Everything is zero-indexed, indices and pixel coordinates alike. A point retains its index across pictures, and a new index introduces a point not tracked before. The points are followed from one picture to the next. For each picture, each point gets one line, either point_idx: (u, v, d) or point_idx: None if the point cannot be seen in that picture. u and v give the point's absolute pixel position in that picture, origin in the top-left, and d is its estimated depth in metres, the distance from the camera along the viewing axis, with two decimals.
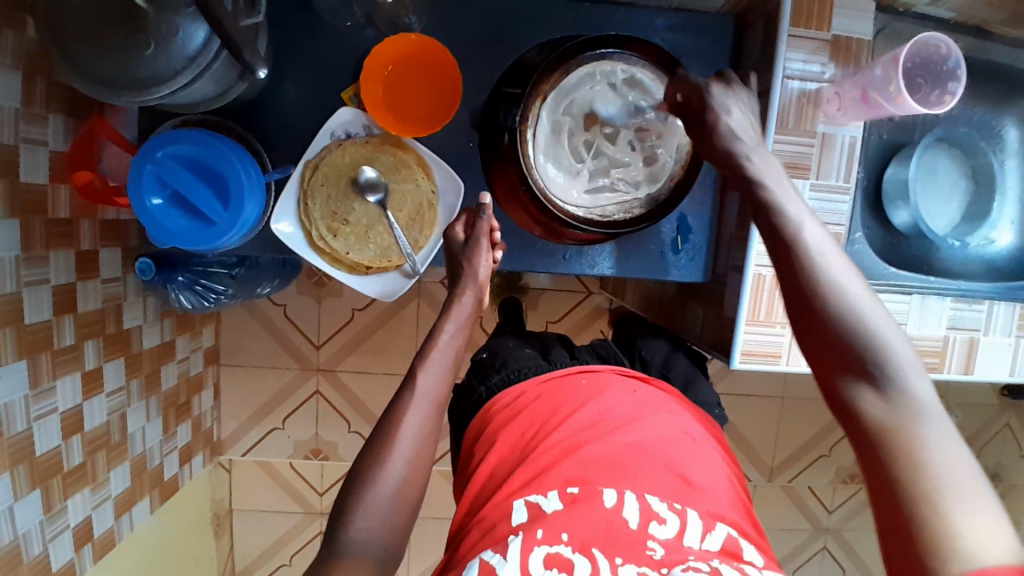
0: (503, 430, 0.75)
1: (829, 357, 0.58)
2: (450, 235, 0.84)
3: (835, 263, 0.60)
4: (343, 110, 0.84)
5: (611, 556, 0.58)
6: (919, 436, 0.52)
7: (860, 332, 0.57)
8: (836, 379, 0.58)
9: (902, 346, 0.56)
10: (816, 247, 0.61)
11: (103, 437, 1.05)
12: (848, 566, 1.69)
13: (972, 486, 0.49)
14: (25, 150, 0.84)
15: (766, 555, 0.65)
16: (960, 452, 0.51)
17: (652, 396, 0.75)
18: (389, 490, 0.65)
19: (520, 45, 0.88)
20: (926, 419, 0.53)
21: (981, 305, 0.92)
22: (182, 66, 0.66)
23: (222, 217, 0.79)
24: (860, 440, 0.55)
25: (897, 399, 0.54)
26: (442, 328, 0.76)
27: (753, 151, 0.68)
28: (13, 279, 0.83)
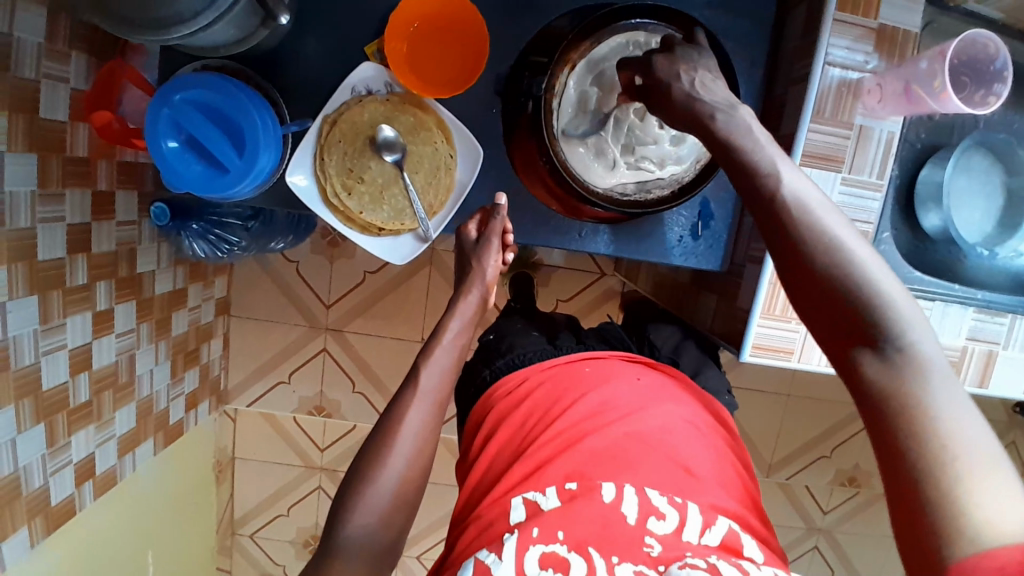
0: (506, 418, 0.74)
1: (827, 318, 0.58)
2: (464, 233, 0.84)
3: (829, 220, 0.59)
4: (365, 65, 0.82)
5: (607, 555, 0.57)
6: (922, 394, 0.53)
7: (859, 290, 0.56)
8: (838, 338, 0.58)
9: (903, 298, 0.56)
10: (812, 207, 0.59)
11: (110, 377, 1.07)
12: (837, 568, 1.69)
13: (973, 438, 0.50)
14: (46, 86, 0.83)
15: (768, 549, 0.63)
16: (959, 403, 0.52)
17: (657, 384, 0.74)
18: (389, 488, 0.65)
19: (552, 11, 0.85)
20: (929, 374, 0.53)
21: (1004, 318, 0.89)
22: (203, 8, 0.64)
23: (237, 167, 0.78)
24: (864, 397, 0.56)
25: (897, 355, 0.54)
26: (447, 325, 0.77)
27: (718, 110, 0.64)
28: (29, 215, 0.83)
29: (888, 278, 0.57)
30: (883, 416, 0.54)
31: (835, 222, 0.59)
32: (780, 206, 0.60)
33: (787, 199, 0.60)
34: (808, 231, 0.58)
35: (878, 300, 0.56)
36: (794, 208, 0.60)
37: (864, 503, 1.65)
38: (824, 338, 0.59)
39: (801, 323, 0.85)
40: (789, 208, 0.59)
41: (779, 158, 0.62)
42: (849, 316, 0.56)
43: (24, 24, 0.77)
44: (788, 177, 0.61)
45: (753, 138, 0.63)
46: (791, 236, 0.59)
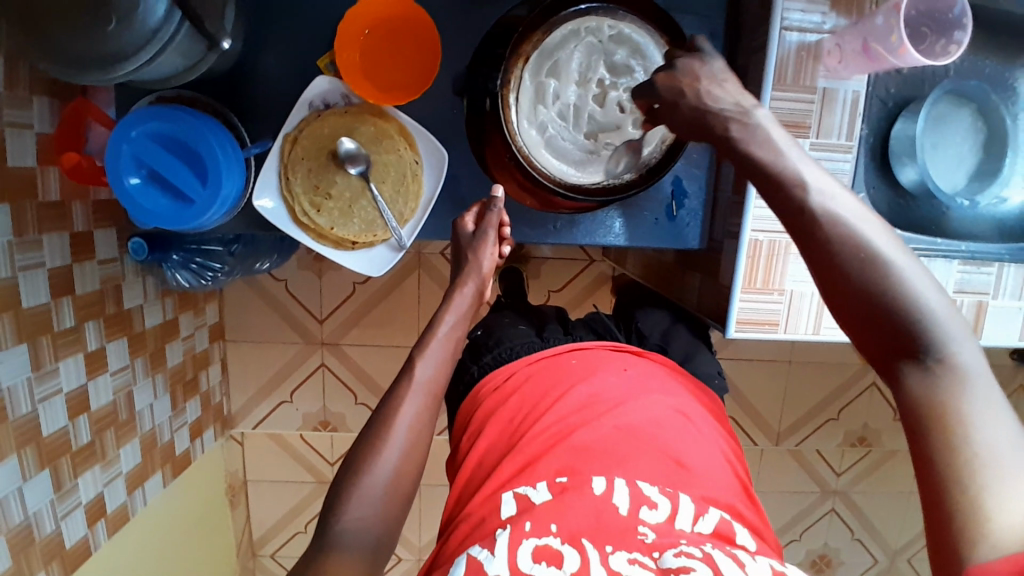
0: (493, 415, 0.74)
1: (870, 329, 0.58)
2: (459, 227, 0.83)
3: (872, 233, 0.58)
4: (319, 79, 0.81)
5: (601, 545, 0.56)
6: (962, 407, 0.54)
7: (899, 301, 0.56)
8: (881, 347, 0.58)
9: (939, 305, 0.57)
10: (856, 220, 0.59)
11: (110, 416, 1.07)
12: (857, 529, 1.69)
13: (1010, 450, 0.51)
14: (11, 134, 0.83)
15: (761, 540, 0.63)
16: (1001, 413, 0.53)
17: (645, 375, 0.74)
18: (382, 482, 0.64)
19: (503, 4, 0.84)
20: (969, 385, 0.54)
21: (991, 267, 0.88)
22: (145, 42, 0.63)
23: (201, 195, 0.78)
24: (903, 408, 0.57)
25: (939, 367, 0.55)
26: (442, 319, 0.77)
27: (730, 121, 0.64)
28: (7, 264, 0.83)
29: (933, 291, 0.57)
30: (920, 425, 0.55)
31: (869, 228, 0.59)
32: (809, 215, 0.60)
33: (817, 208, 0.60)
34: (842, 243, 0.58)
35: (919, 313, 0.56)
36: (825, 216, 0.60)
37: (876, 461, 1.65)
38: (866, 347, 0.60)
39: (784, 293, 0.84)
40: (819, 217, 0.59)
41: (805, 163, 0.62)
42: (893, 328, 0.57)
43: None
44: (816, 183, 0.61)
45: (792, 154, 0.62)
46: (824, 243, 0.59)
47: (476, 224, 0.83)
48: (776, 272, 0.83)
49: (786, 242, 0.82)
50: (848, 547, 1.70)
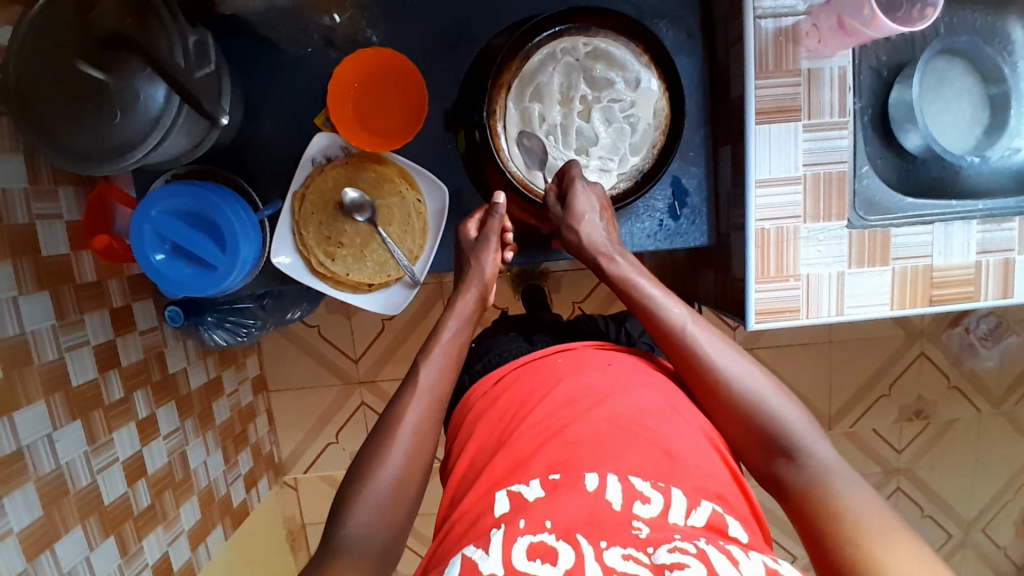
0: (482, 417, 0.74)
1: (740, 434, 0.68)
2: (463, 232, 0.85)
3: (716, 350, 0.70)
4: (319, 136, 0.85)
5: (596, 540, 0.55)
6: (829, 490, 0.62)
7: (764, 413, 0.67)
8: (763, 453, 0.67)
9: (795, 417, 0.67)
10: (710, 346, 0.71)
11: (167, 477, 1.12)
12: (927, 505, 1.62)
13: (883, 516, 0.59)
14: (42, 226, 0.89)
15: (752, 532, 0.62)
16: (868, 492, 0.62)
17: (630, 367, 0.74)
18: (387, 485, 0.66)
19: (479, 37, 0.87)
20: (833, 476, 0.63)
21: (1012, 223, 0.84)
22: (150, 128, 0.69)
23: (222, 261, 0.82)
24: (792, 502, 0.65)
25: (803, 459, 0.65)
26: (444, 324, 0.78)
27: (613, 255, 0.78)
28: (53, 346, 0.89)
29: (785, 404, 0.68)
30: (811, 512, 0.62)
31: (727, 355, 0.70)
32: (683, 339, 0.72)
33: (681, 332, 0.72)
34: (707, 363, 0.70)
35: (774, 418, 0.67)
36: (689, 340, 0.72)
37: (937, 433, 1.59)
38: (751, 457, 0.69)
39: (799, 278, 0.82)
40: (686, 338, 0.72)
41: (672, 300, 0.75)
42: (760, 434, 0.67)
43: (6, 173, 0.83)
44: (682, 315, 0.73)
45: (637, 278, 0.76)
46: (693, 367, 0.71)
47: (479, 229, 0.85)
48: (789, 258, 0.82)
49: (794, 227, 0.81)
50: (919, 526, 1.63)
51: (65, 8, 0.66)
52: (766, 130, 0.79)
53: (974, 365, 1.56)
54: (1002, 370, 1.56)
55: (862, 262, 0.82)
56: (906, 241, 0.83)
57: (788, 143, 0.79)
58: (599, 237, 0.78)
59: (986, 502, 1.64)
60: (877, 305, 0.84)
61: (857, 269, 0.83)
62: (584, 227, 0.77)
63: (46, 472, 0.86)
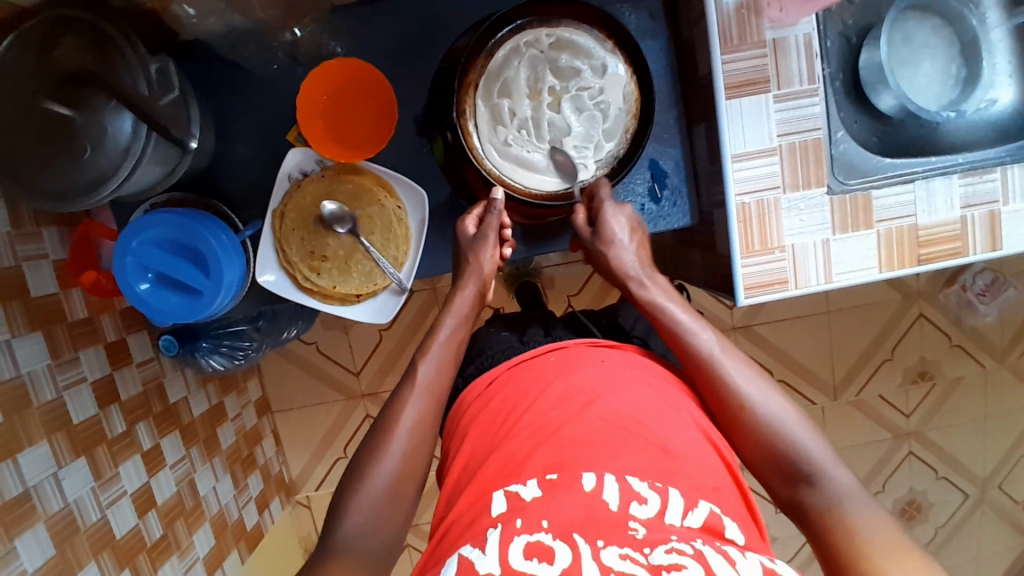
0: (475, 421, 0.74)
1: (760, 458, 0.70)
2: (461, 229, 0.84)
3: (742, 378, 0.71)
4: (293, 151, 0.85)
5: (592, 539, 0.55)
6: (849, 519, 0.62)
7: (785, 441, 0.68)
8: (782, 477, 0.68)
9: (816, 445, 0.68)
10: (736, 372, 0.72)
11: (178, 506, 1.11)
12: (940, 466, 1.61)
13: (898, 543, 0.59)
14: (28, 268, 0.88)
15: (750, 532, 0.61)
16: (884, 519, 0.62)
17: (623, 364, 0.74)
18: (382, 487, 0.67)
19: (443, 40, 0.87)
20: (848, 503, 0.63)
21: (993, 173, 0.84)
22: (121, 160, 0.68)
23: (207, 286, 0.82)
24: (810, 529, 0.64)
25: (822, 484, 0.65)
26: (441, 323, 0.78)
27: (641, 279, 0.80)
28: (51, 387, 0.89)
29: (806, 432, 0.69)
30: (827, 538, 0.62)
31: (752, 382, 0.71)
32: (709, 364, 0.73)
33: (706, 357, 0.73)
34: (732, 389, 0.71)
35: (793, 445, 0.68)
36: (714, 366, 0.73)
37: (944, 393, 1.58)
38: (771, 482, 0.69)
39: (784, 249, 0.82)
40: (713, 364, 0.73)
41: (701, 325, 0.76)
42: (778, 459, 0.68)
43: None
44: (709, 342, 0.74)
45: (664, 302, 0.78)
46: (719, 392, 0.71)
47: (477, 226, 0.83)
48: (771, 230, 0.81)
49: (774, 199, 0.81)
50: (935, 487, 1.62)
51: (25, 50, 0.66)
52: (737, 104, 0.79)
53: (974, 322, 1.55)
54: (1003, 324, 1.56)
55: (846, 228, 0.82)
56: (888, 203, 0.82)
57: (760, 116, 0.79)
58: (629, 260, 0.80)
59: (1000, 457, 1.64)
60: (865, 269, 0.83)
61: (842, 235, 0.82)
62: (613, 250, 0.81)
63: (54, 511, 0.86)
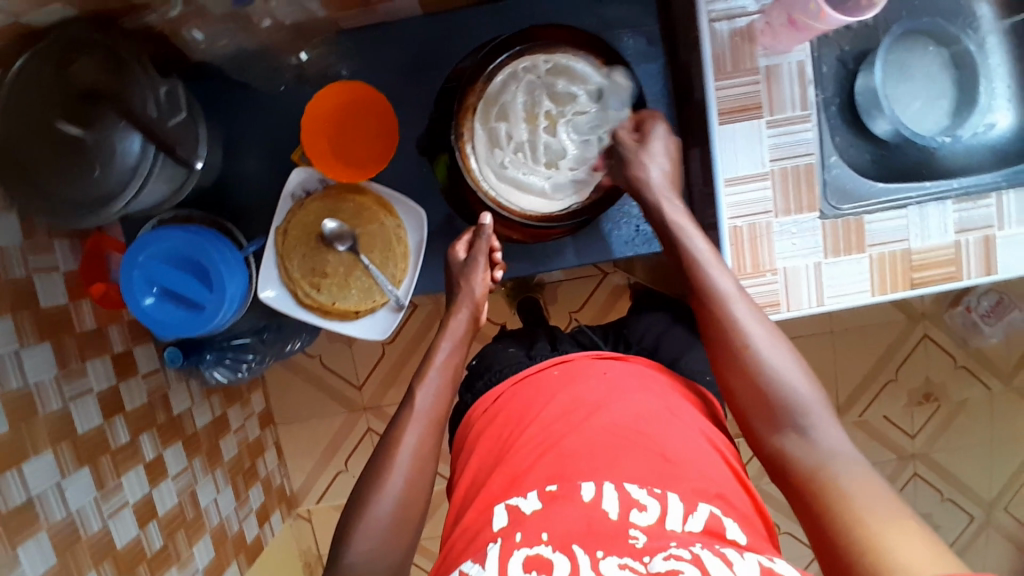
0: (480, 437, 0.75)
1: (752, 405, 0.67)
2: (453, 255, 0.86)
3: (749, 319, 0.69)
4: (297, 170, 0.87)
5: (592, 551, 0.55)
6: (837, 474, 0.60)
7: (780, 391, 0.66)
8: (767, 425, 0.66)
9: (813, 399, 0.65)
10: (742, 314, 0.70)
11: (179, 517, 1.13)
12: (946, 489, 1.60)
13: (888, 503, 0.56)
14: (39, 279, 0.91)
15: (755, 534, 0.61)
16: (876, 481, 0.59)
17: (626, 375, 0.74)
18: (391, 509, 0.67)
19: (445, 63, 0.90)
20: (840, 460, 0.61)
21: (989, 200, 0.83)
22: (129, 178, 0.71)
23: (210, 300, 0.84)
24: (793, 480, 0.63)
25: (814, 441, 0.64)
26: (437, 346, 0.80)
27: (666, 203, 0.76)
28: (57, 395, 0.91)
29: (804, 386, 0.66)
30: (810, 491, 0.61)
31: (756, 326, 0.69)
32: (716, 303, 0.70)
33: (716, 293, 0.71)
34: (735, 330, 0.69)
35: (787, 394, 0.66)
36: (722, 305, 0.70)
37: (949, 415, 1.57)
38: (756, 431, 0.67)
39: (776, 272, 0.83)
40: (719, 302, 0.70)
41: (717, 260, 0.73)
42: (770, 405, 0.66)
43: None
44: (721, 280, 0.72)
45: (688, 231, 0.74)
46: (722, 331, 0.70)
47: (467, 250, 0.86)
48: (763, 253, 0.82)
49: (766, 223, 0.82)
50: (940, 510, 1.60)
51: (36, 72, 0.68)
52: (730, 129, 0.80)
53: (980, 343, 1.54)
54: (1009, 346, 1.55)
55: (838, 251, 0.83)
56: (881, 227, 0.83)
57: (753, 141, 0.80)
58: (659, 181, 0.77)
59: (1007, 481, 1.61)
60: (857, 292, 0.84)
61: (834, 259, 0.83)
62: (646, 172, 0.77)
63: (56, 520, 0.88)
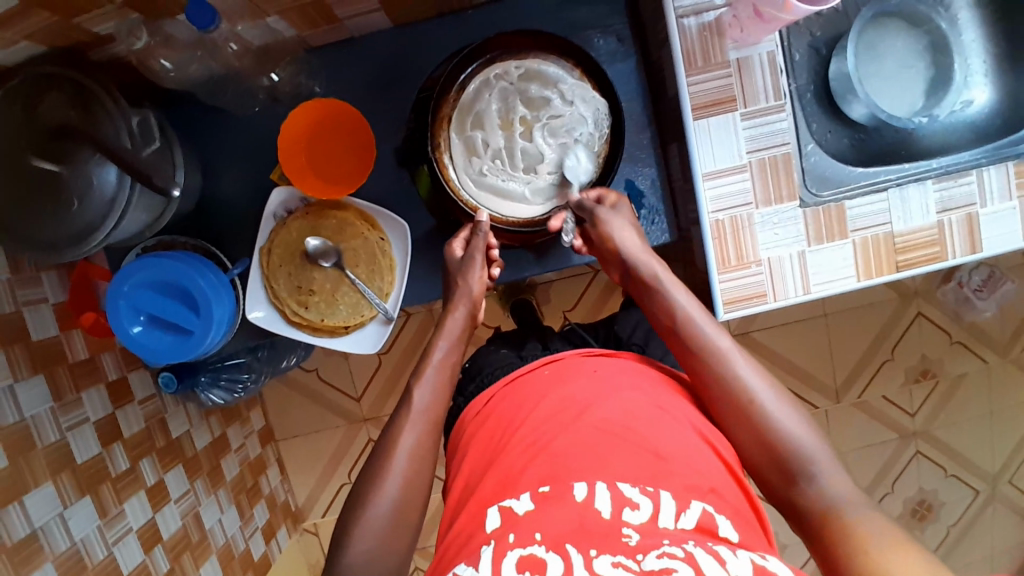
0: (473, 440, 0.75)
1: (761, 460, 0.68)
2: (449, 251, 0.85)
3: (738, 366, 0.71)
4: (278, 190, 0.87)
5: (586, 550, 0.55)
6: (847, 518, 0.61)
7: (780, 437, 0.67)
8: (774, 474, 0.67)
9: (811, 440, 0.67)
10: (735, 363, 0.72)
11: (183, 539, 1.13)
12: (949, 465, 1.60)
13: (896, 539, 0.58)
14: (29, 312, 0.91)
15: (747, 529, 0.61)
16: (883, 518, 0.61)
17: (616, 372, 0.74)
18: (389, 522, 0.67)
19: (418, 73, 0.90)
20: (847, 503, 0.63)
21: (969, 177, 0.84)
22: (107, 210, 0.71)
23: (198, 324, 0.84)
24: (807, 528, 0.64)
25: (820, 484, 0.65)
26: (435, 346, 0.80)
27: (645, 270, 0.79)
28: (55, 428, 0.91)
29: (801, 426, 0.68)
30: (823, 536, 0.62)
31: (746, 372, 0.71)
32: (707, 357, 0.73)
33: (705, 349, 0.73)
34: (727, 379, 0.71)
35: (786, 441, 0.67)
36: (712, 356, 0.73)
37: (948, 391, 1.57)
38: (764, 480, 0.69)
39: (761, 263, 0.83)
40: (709, 355, 0.73)
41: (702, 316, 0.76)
42: (772, 454, 0.67)
43: None
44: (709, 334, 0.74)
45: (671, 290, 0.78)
46: (716, 381, 0.72)
47: (465, 248, 0.85)
48: (747, 245, 0.82)
49: (747, 214, 0.82)
50: (945, 487, 1.61)
51: (12, 106, 0.69)
52: (705, 124, 0.80)
53: (974, 318, 1.54)
54: (1002, 319, 1.55)
55: (821, 239, 0.83)
56: (862, 211, 0.83)
57: (729, 134, 0.80)
58: (636, 253, 0.80)
59: (1009, 453, 1.62)
60: (843, 279, 0.84)
61: (817, 247, 0.83)
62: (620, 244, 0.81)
63: (61, 550, 0.88)
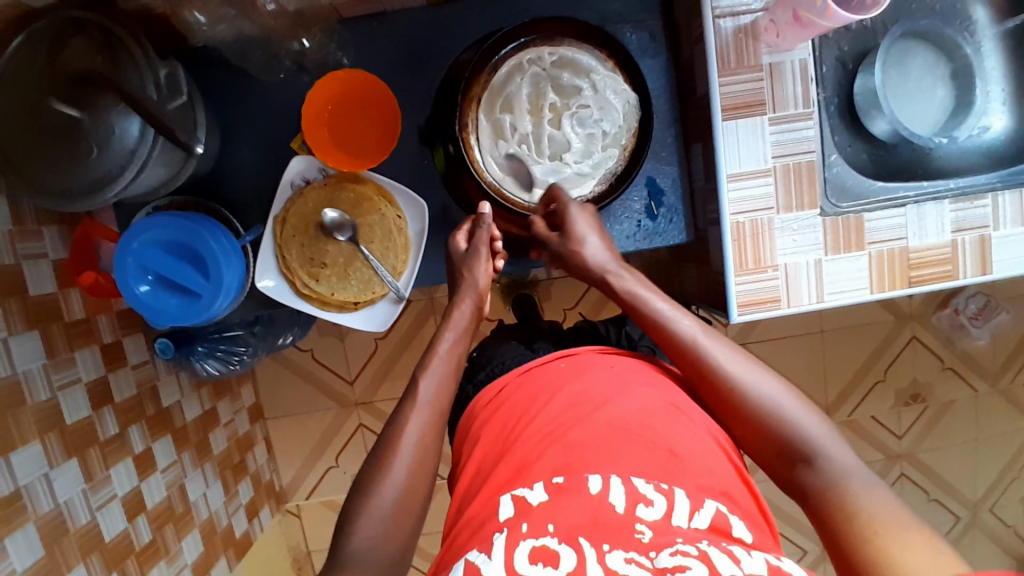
0: (486, 427, 0.74)
1: (760, 447, 0.69)
2: (453, 245, 0.86)
3: (726, 358, 0.71)
4: (296, 159, 0.86)
5: (598, 543, 0.55)
6: (851, 497, 0.62)
7: (778, 422, 0.67)
8: (776, 457, 0.68)
9: (810, 422, 0.67)
10: (725, 359, 0.71)
11: (167, 511, 1.10)
12: (931, 489, 1.62)
13: (900, 518, 0.58)
14: (28, 266, 0.89)
15: (760, 532, 0.62)
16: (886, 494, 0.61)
17: (631, 369, 0.73)
18: (390, 501, 0.66)
19: (448, 54, 0.89)
20: (849, 481, 0.63)
21: (984, 200, 0.85)
22: (126, 161, 0.69)
23: (206, 289, 0.82)
24: (812, 507, 0.64)
25: (820, 466, 0.65)
26: (441, 336, 0.79)
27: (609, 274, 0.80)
28: (46, 387, 0.89)
29: (799, 408, 0.68)
30: (827, 516, 0.62)
31: (737, 365, 0.71)
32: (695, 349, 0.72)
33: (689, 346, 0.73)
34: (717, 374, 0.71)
35: (789, 427, 0.67)
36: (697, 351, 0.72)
37: (936, 415, 1.59)
38: (765, 459, 0.69)
39: (778, 268, 0.83)
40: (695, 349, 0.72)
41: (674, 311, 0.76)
42: (773, 437, 0.67)
43: None
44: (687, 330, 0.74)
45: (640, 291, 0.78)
46: (707, 376, 0.71)
47: (468, 241, 0.85)
48: (765, 249, 0.83)
49: (768, 219, 0.82)
50: (926, 510, 1.63)
51: (34, 50, 0.67)
52: (733, 126, 0.80)
53: (967, 345, 1.56)
54: (995, 348, 1.57)
55: (838, 249, 0.83)
56: (880, 225, 0.84)
57: (755, 138, 0.81)
58: (597, 256, 0.81)
59: (991, 481, 1.64)
60: (855, 291, 0.85)
61: (834, 256, 0.84)
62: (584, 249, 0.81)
63: (44, 511, 0.86)
